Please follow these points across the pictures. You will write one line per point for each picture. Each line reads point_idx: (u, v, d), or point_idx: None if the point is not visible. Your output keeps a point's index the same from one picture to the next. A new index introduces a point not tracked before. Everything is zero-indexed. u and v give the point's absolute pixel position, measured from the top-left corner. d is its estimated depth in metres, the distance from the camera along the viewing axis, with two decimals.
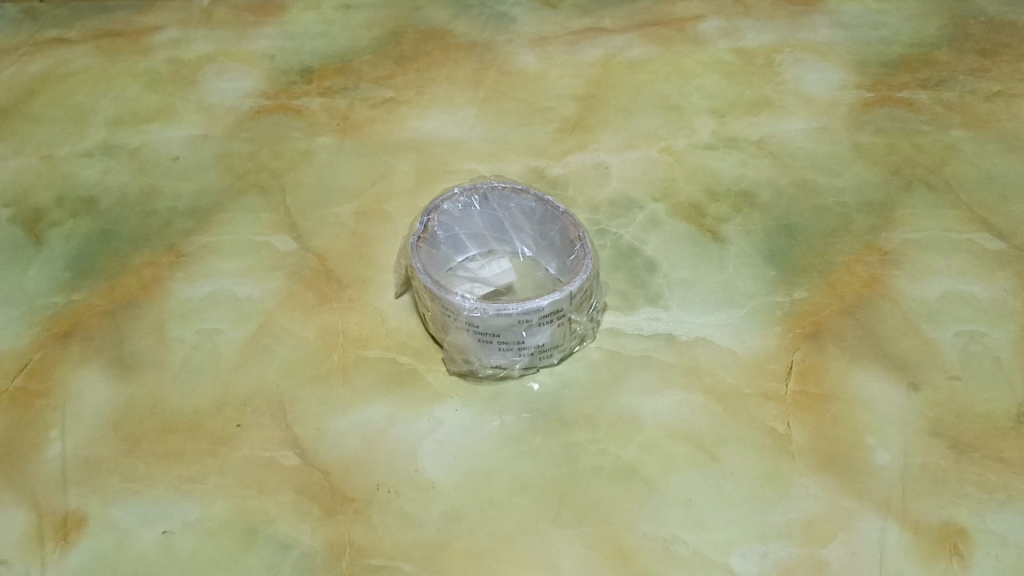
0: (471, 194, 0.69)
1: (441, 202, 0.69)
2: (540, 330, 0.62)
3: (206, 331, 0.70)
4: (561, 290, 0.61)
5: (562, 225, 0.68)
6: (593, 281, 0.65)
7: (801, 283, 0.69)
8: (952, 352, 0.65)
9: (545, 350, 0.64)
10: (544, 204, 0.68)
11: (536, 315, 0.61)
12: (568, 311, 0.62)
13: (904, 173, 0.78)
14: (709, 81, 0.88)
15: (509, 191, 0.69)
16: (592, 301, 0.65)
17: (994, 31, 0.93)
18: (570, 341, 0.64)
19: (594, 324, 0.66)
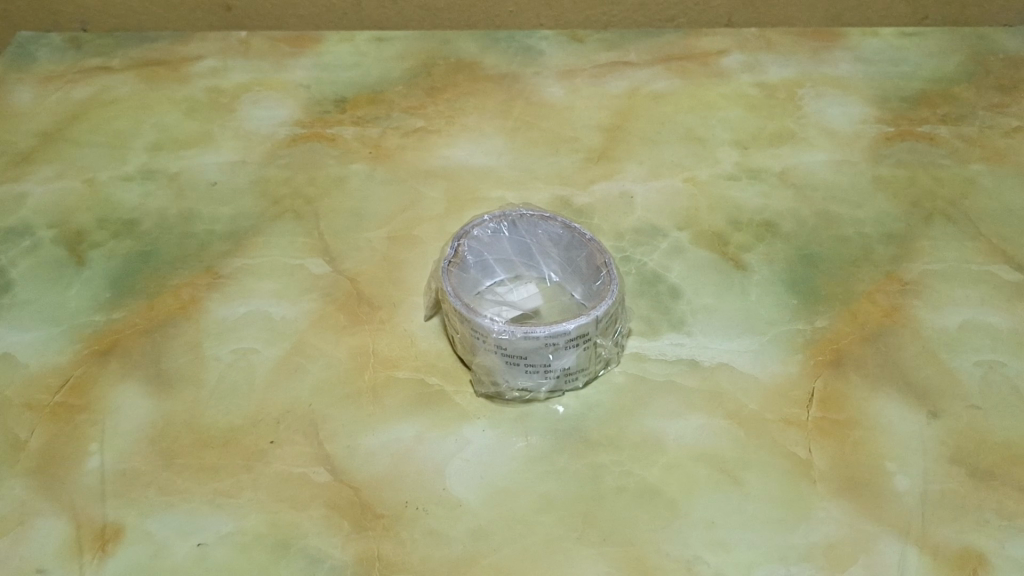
0: (500, 221, 0.71)
1: (470, 227, 0.71)
2: (566, 354, 0.64)
3: (241, 349, 0.72)
4: (588, 314, 0.63)
5: (589, 252, 0.69)
6: (619, 307, 0.67)
7: (823, 311, 0.71)
8: (971, 380, 0.66)
9: (571, 374, 0.66)
10: (571, 230, 0.70)
11: (562, 339, 0.63)
12: (594, 336, 0.64)
13: (925, 205, 0.80)
14: (733, 114, 0.90)
15: (537, 217, 0.71)
16: (617, 327, 0.67)
17: (1014, 67, 0.94)
18: (595, 365, 0.66)
19: (619, 348, 0.68)
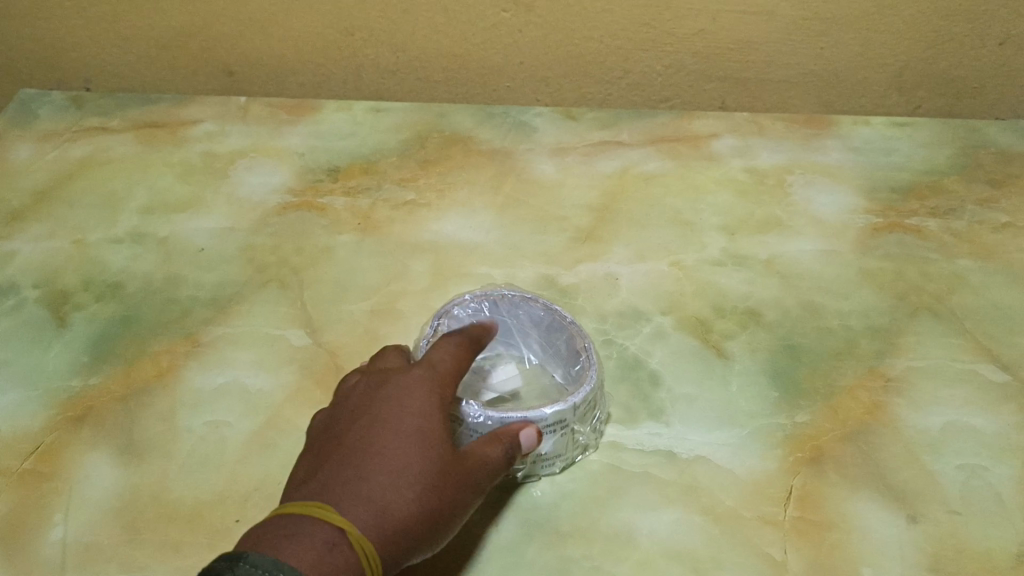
0: (481, 300, 0.71)
1: (448, 307, 0.70)
2: (542, 441, 0.63)
3: (215, 422, 0.71)
4: (566, 400, 0.62)
5: (568, 335, 0.69)
6: (598, 393, 0.66)
7: (804, 405, 0.70)
8: (952, 485, 0.64)
9: (548, 461, 0.64)
10: (552, 313, 0.70)
11: (539, 424, 0.62)
12: (571, 423, 0.63)
13: (911, 299, 0.79)
14: (722, 199, 0.91)
15: (518, 300, 0.71)
16: (595, 413, 0.66)
17: (1005, 162, 0.95)
18: (572, 452, 0.65)
19: (598, 434, 0.67)
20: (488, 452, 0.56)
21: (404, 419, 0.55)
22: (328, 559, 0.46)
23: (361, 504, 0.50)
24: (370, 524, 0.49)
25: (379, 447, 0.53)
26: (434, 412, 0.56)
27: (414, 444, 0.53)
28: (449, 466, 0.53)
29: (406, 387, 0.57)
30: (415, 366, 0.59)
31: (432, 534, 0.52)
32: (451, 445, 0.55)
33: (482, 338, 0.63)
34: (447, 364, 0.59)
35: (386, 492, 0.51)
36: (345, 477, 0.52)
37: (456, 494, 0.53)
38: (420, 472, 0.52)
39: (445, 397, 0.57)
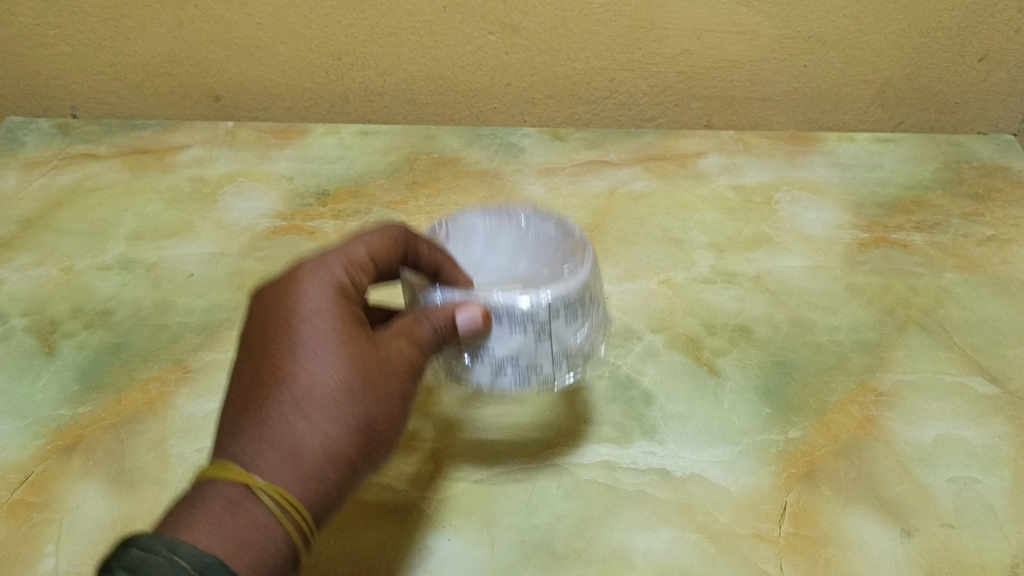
0: (496, 213, 0.70)
1: (454, 220, 0.71)
2: (505, 341, 0.59)
3: (206, 449, 0.70)
4: (538, 294, 0.58)
5: (573, 247, 0.65)
6: (587, 302, 0.61)
7: (796, 421, 0.70)
8: (945, 498, 0.65)
9: (514, 369, 0.60)
10: (559, 225, 0.68)
11: (501, 313, 0.58)
12: (542, 324, 0.58)
13: (899, 313, 0.80)
14: (710, 216, 0.91)
15: (527, 217, 0.69)
16: (582, 322, 0.61)
17: (988, 176, 0.96)
18: (547, 364, 0.60)
19: (581, 356, 0.62)
20: (409, 345, 0.56)
21: (308, 333, 0.54)
22: (232, 524, 0.48)
23: (272, 450, 0.50)
24: (283, 470, 0.50)
25: (284, 375, 0.53)
26: (335, 320, 0.55)
27: (320, 360, 0.53)
28: (367, 376, 0.54)
29: (305, 288, 0.57)
30: (314, 272, 0.58)
31: (361, 453, 0.53)
32: (364, 347, 0.55)
33: (443, 274, 0.62)
34: (346, 268, 0.59)
35: (298, 425, 0.51)
36: (253, 410, 0.52)
37: (380, 399, 0.54)
38: (330, 388, 0.52)
39: (346, 303, 0.57)
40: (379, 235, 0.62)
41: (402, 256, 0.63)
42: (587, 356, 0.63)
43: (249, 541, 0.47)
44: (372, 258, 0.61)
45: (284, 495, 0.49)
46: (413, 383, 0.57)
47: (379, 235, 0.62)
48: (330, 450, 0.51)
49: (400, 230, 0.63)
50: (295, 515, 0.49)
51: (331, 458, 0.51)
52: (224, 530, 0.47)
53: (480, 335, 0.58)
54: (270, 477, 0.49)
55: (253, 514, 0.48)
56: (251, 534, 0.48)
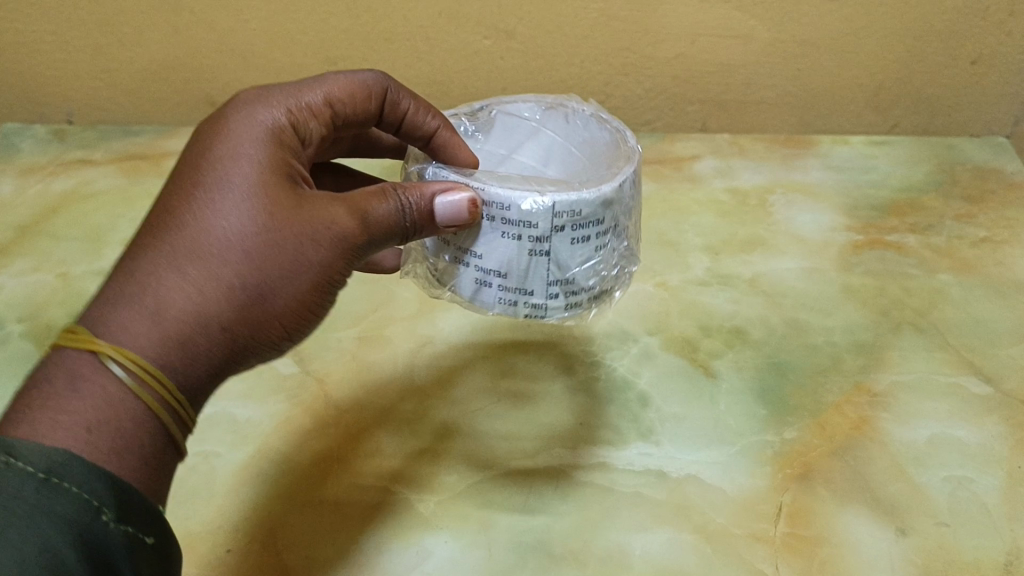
0: (552, 108, 0.63)
1: (511, 103, 0.64)
2: (500, 241, 0.51)
3: (203, 452, 0.70)
4: (543, 195, 0.49)
5: (620, 153, 0.56)
6: (610, 210, 0.52)
7: (791, 422, 0.70)
8: (940, 498, 0.65)
9: (505, 278, 0.52)
10: (612, 132, 0.60)
11: (497, 211, 0.50)
12: (538, 233, 0.50)
13: (893, 314, 0.80)
14: (705, 219, 0.92)
15: (588, 117, 0.62)
16: (594, 248, 0.52)
17: (981, 178, 0.97)
18: (539, 288, 0.52)
19: (596, 270, 0.53)
20: (337, 213, 0.48)
21: (217, 175, 0.47)
22: (72, 406, 0.41)
23: (136, 301, 0.43)
24: (143, 333, 0.43)
25: (178, 218, 0.46)
26: (260, 168, 0.47)
27: (220, 209, 0.46)
28: (272, 236, 0.46)
29: (231, 130, 0.49)
30: (259, 105, 0.51)
31: (240, 321, 0.45)
32: (274, 203, 0.47)
33: (436, 138, 0.57)
34: (295, 108, 0.52)
35: (170, 279, 0.44)
36: (131, 259, 0.45)
37: (274, 268, 0.46)
38: (221, 242, 0.45)
39: (282, 152, 0.49)
40: (354, 78, 0.56)
41: (374, 105, 0.57)
42: (602, 280, 0.54)
43: (103, 426, 0.41)
44: (341, 95, 0.55)
45: (137, 361, 0.42)
46: (340, 257, 0.48)
47: (355, 83, 0.56)
48: (201, 313, 0.44)
49: (377, 82, 0.57)
50: (152, 391, 0.42)
51: (202, 320, 0.44)
52: (70, 415, 0.41)
53: (464, 228, 0.51)
54: (127, 340, 0.42)
55: (106, 388, 0.42)
56: (101, 413, 0.41)
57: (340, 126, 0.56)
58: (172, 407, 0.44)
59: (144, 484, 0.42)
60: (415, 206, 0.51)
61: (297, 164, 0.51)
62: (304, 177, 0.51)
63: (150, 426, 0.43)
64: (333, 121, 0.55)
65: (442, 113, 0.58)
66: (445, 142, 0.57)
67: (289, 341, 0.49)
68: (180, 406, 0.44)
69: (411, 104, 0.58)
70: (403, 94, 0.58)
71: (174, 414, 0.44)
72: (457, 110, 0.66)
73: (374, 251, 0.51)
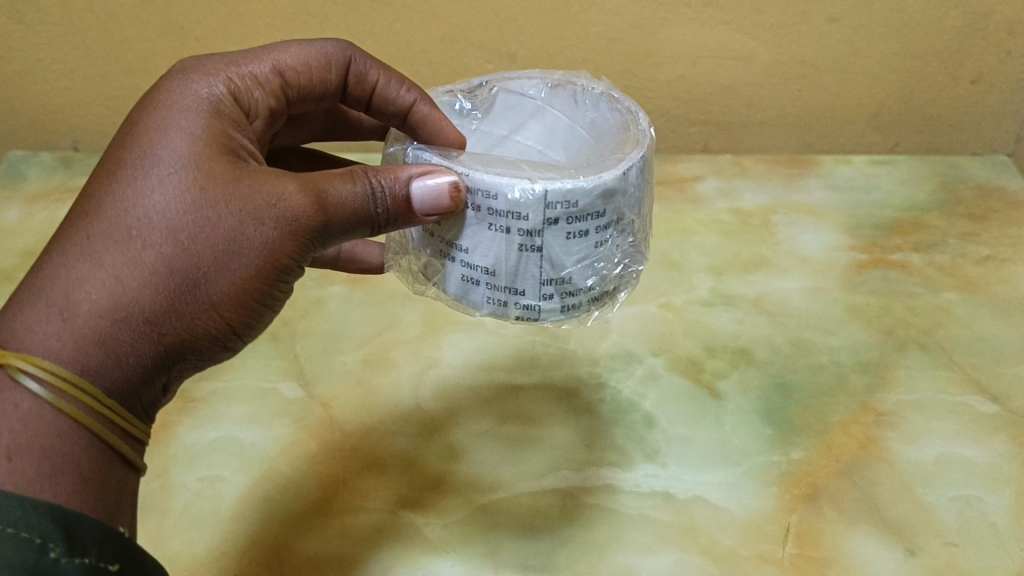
0: (557, 85, 0.59)
1: (513, 79, 0.60)
2: (486, 234, 0.48)
3: (208, 477, 0.70)
4: (533, 183, 0.46)
5: (627, 136, 0.52)
6: (611, 202, 0.48)
7: (797, 442, 0.70)
8: (948, 517, 0.64)
9: (494, 277, 0.49)
10: (621, 113, 0.55)
11: (483, 200, 0.47)
12: (529, 227, 0.46)
13: (898, 333, 0.80)
14: (708, 240, 0.92)
15: (597, 96, 0.58)
16: (592, 244, 0.48)
17: (984, 197, 0.97)
18: (531, 288, 0.49)
19: (593, 268, 0.49)
20: (286, 190, 0.46)
21: (148, 157, 0.46)
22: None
23: (51, 298, 0.43)
24: (54, 335, 0.43)
25: (101, 201, 0.45)
26: (191, 144, 0.46)
27: (143, 189, 0.45)
28: (199, 216, 0.44)
29: (168, 110, 0.48)
30: (199, 78, 0.51)
31: (167, 309, 0.44)
32: (209, 184, 0.45)
33: (414, 111, 0.56)
34: (237, 79, 0.53)
35: (87, 270, 0.43)
36: (58, 252, 0.45)
37: (204, 254, 0.44)
38: (142, 224, 0.44)
39: (219, 126, 0.48)
40: (312, 48, 0.57)
41: (338, 75, 0.58)
42: (602, 280, 0.50)
43: (22, 449, 0.41)
44: (293, 63, 0.56)
45: (48, 365, 0.42)
46: (292, 237, 0.46)
47: (314, 51, 0.57)
48: (121, 303, 0.43)
49: (338, 52, 0.58)
50: (69, 394, 0.42)
51: (122, 311, 0.43)
52: None
53: (447, 217, 0.48)
54: (40, 343, 0.42)
55: (20, 404, 0.42)
56: (18, 436, 0.42)
57: (296, 99, 0.57)
58: (99, 409, 0.44)
59: (84, 499, 0.43)
60: (389, 190, 0.48)
61: (240, 137, 0.49)
62: (250, 152, 0.49)
63: (73, 433, 0.43)
64: (285, 92, 0.56)
65: (419, 86, 0.58)
66: (426, 116, 0.55)
67: (241, 326, 0.47)
68: (106, 407, 0.44)
69: (379, 75, 0.59)
70: (370, 65, 0.59)
71: (101, 415, 0.44)
72: (455, 86, 0.63)
73: (341, 235, 0.49)
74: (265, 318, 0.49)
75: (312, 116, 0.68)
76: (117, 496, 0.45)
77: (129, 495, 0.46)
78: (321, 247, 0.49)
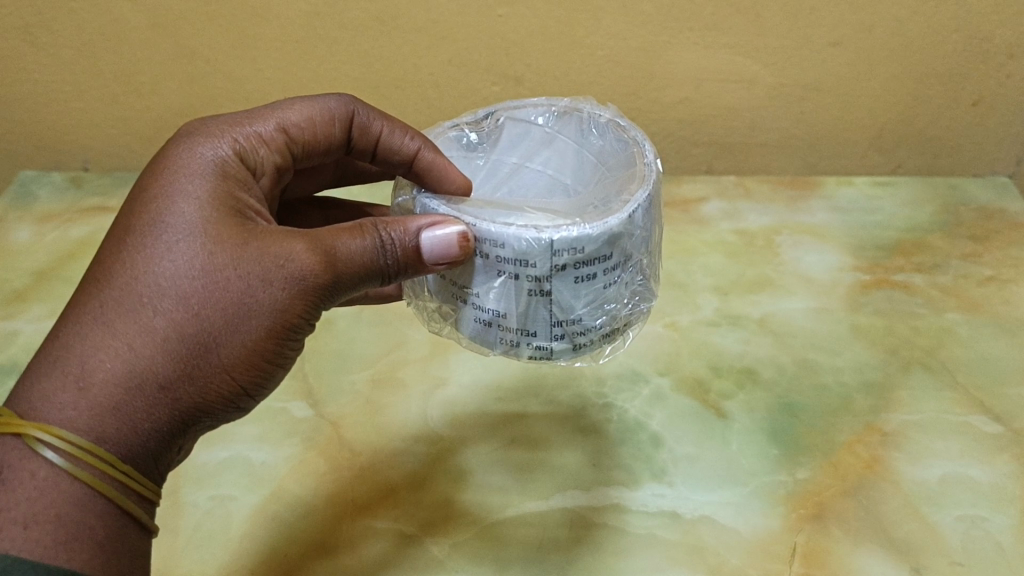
0: (562, 114, 0.60)
1: (518, 107, 0.60)
2: (496, 280, 0.48)
3: (219, 496, 0.71)
4: (540, 232, 0.46)
5: (633, 172, 0.52)
6: (616, 244, 0.48)
7: (803, 462, 0.71)
8: (953, 537, 0.65)
9: (506, 320, 0.50)
10: (627, 144, 0.56)
11: (491, 249, 0.47)
12: (537, 273, 0.47)
13: (902, 354, 0.81)
14: (713, 260, 0.93)
15: (603, 125, 0.58)
16: (600, 286, 0.49)
17: (985, 218, 0.99)
18: (542, 329, 0.50)
19: (602, 309, 0.50)
20: (295, 251, 0.47)
21: (157, 224, 0.47)
22: (12, 502, 0.42)
23: (65, 368, 0.44)
24: (69, 404, 0.44)
25: (111, 270, 0.46)
26: (198, 208, 0.48)
27: (154, 256, 0.46)
28: (209, 280, 0.46)
29: (173, 175, 0.49)
30: (204, 142, 0.52)
31: (179, 375, 0.45)
32: (216, 250, 0.46)
33: (419, 157, 0.56)
34: (240, 139, 0.54)
35: (100, 339, 0.45)
36: (69, 321, 0.46)
37: (214, 320, 0.46)
38: (153, 291, 0.45)
39: (225, 188, 0.50)
40: (316, 104, 0.58)
41: (339, 130, 0.59)
42: (611, 318, 0.51)
43: (39, 518, 0.42)
44: (299, 120, 0.57)
45: (64, 434, 0.43)
46: (302, 298, 0.47)
47: (318, 108, 0.58)
48: (134, 370, 0.44)
49: (342, 107, 0.59)
50: (86, 462, 0.44)
51: (136, 378, 0.44)
52: (9, 511, 0.42)
53: (457, 265, 0.49)
54: (56, 412, 0.44)
55: (37, 473, 0.43)
56: (35, 504, 0.43)
57: (301, 154, 0.58)
58: (115, 475, 0.45)
59: (99, 567, 0.44)
60: (398, 242, 0.49)
61: (246, 197, 0.51)
62: (256, 210, 0.51)
63: (90, 499, 0.44)
64: (290, 148, 0.57)
65: (423, 134, 0.58)
66: (432, 164, 0.55)
67: (253, 387, 0.49)
68: (121, 472, 0.45)
69: (383, 126, 0.60)
70: (374, 117, 0.60)
71: (116, 481, 0.45)
72: (461, 117, 0.63)
73: (351, 288, 0.50)
74: (276, 375, 0.50)
75: (322, 167, 0.68)
76: (132, 559, 0.46)
77: (145, 560, 0.47)
78: (330, 301, 0.50)
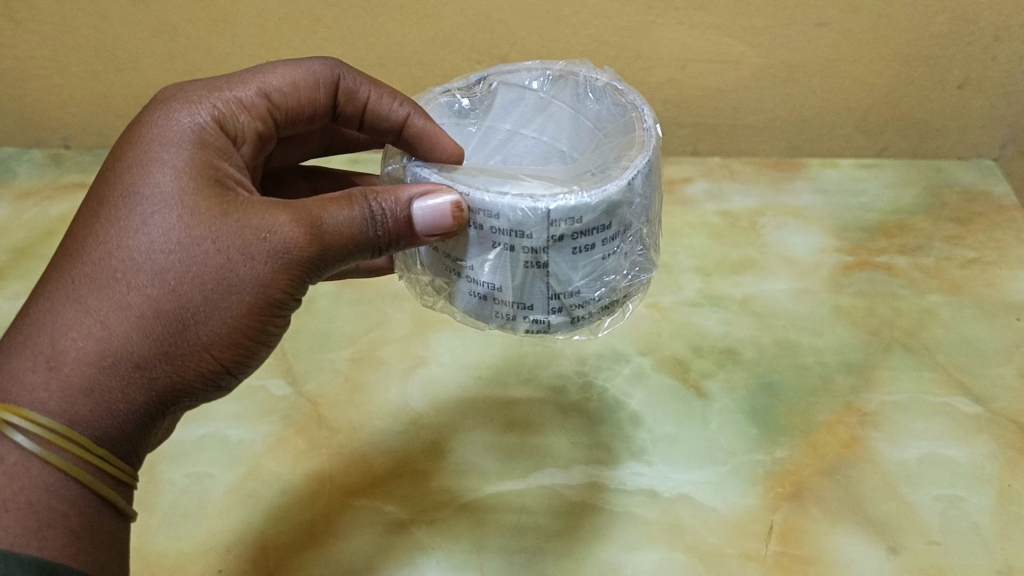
0: (556, 77, 0.59)
1: (512, 71, 0.60)
2: (491, 252, 0.48)
3: (196, 473, 0.70)
4: (536, 202, 0.45)
5: (632, 139, 0.51)
6: (614, 213, 0.47)
7: (783, 441, 0.71)
8: (931, 517, 0.65)
9: (501, 293, 0.49)
10: (624, 108, 0.55)
11: (485, 219, 0.47)
12: (533, 244, 0.46)
13: (883, 335, 0.80)
14: (697, 241, 0.93)
15: (600, 88, 0.57)
16: (598, 257, 0.48)
17: (970, 201, 0.98)
18: (539, 302, 0.49)
19: (600, 280, 0.50)
20: (278, 224, 0.46)
21: (132, 197, 0.46)
22: None
23: (37, 347, 0.44)
24: (40, 385, 0.43)
25: (85, 244, 0.46)
26: (175, 180, 0.47)
27: (130, 231, 0.45)
28: (186, 254, 0.45)
29: (150, 145, 0.48)
30: (181, 108, 0.51)
31: (156, 353, 0.45)
32: (194, 225, 0.45)
33: (407, 124, 0.55)
34: (221, 105, 0.53)
35: (73, 317, 0.44)
36: (42, 297, 0.45)
37: (191, 296, 0.45)
38: (128, 267, 0.45)
39: (203, 157, 0.49)
40: (299, 68, 0.57)
41: (324, 94, 0.58)
42: (610, 290, 0.51)
43: (9, 501, 0.42)
44: (280, 85, 0.56)
45: (35, 417, 0.42)
46: (284, 271, 0.47)
47: (301, 72, 0.57)
48: (109, 349, 0.44)
49: (326, 71, 0.58)
50: (58, 445, 0.43)
51: (110, 358, 0.44)
52: None
53: (450, 236, 0.48)
54: (27, 393, 0.43)
55: (8, 456, 0.43)
56: (4, 489, 0.42)
57: (284, 120, 0.57)
58: (90, 459, 0.44)
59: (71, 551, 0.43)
60: (389, 211, 0.48)
61: (227, 166, 0.50)
62: (237, 179, 0.50)
63: (62, 483, 0.44)
64: (272, 114, 0.56)
65: (412, 100, 0.58)
66: (421, 130, 0.54)
67: (235, 365, 0.48)
68: (96, 456, 0.44)
69: (370, 91, 0.59)
70: (359, 82, 0.59)
71: (91, 465, 0.44)
72: (451, 82, 0.62)
73: (339, 261, 0.50)
74: (261, 353, 0.50)
75: (307, 136, 0.68)
76: (109, 544, 0.46)
77: (122, 544, 0.47)
78: (317, 275, 0.50)
